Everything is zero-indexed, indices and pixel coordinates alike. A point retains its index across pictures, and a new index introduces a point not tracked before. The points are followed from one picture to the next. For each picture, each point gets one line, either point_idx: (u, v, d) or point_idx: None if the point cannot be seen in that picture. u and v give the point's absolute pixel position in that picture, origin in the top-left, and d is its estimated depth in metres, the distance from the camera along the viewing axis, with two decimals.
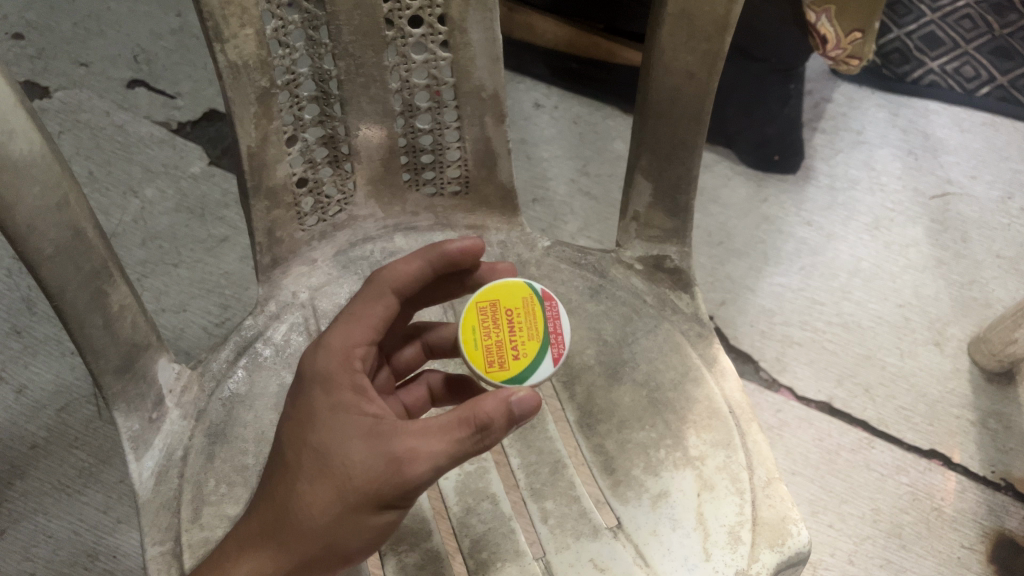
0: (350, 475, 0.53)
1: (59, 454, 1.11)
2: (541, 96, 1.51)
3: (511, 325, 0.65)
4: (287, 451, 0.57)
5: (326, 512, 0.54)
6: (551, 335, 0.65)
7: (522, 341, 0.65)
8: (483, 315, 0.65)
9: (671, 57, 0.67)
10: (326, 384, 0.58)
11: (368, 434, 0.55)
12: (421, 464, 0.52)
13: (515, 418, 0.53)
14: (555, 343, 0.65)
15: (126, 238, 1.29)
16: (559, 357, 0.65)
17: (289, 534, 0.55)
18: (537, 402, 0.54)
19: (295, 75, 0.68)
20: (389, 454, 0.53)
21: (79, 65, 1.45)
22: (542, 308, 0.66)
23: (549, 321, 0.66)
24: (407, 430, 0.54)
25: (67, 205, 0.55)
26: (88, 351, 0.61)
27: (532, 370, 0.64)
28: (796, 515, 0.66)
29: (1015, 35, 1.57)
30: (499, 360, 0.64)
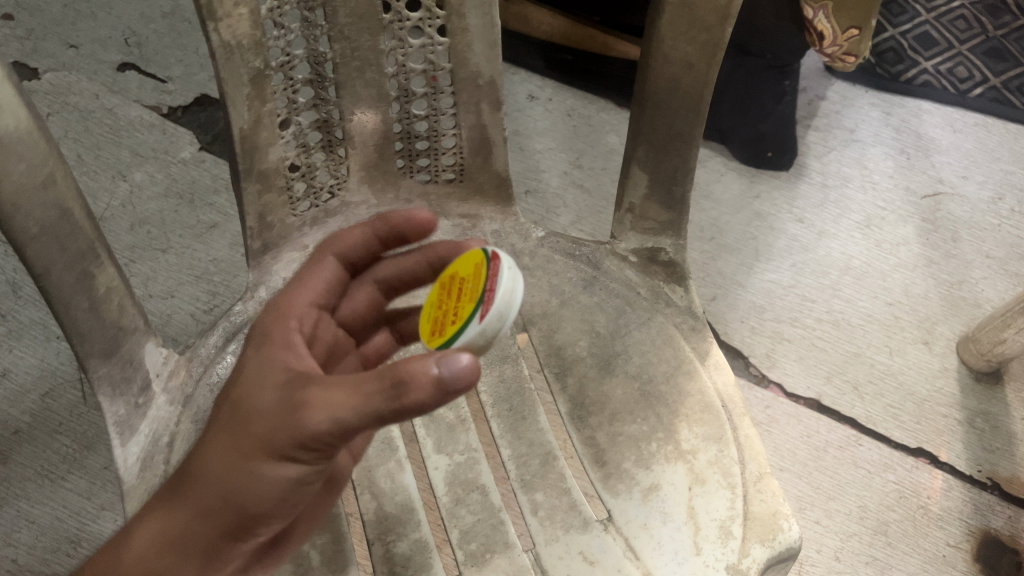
0: (252, 424, 0.50)
1: (42, 440, 1.10)
2: (535, 87, 1.49)
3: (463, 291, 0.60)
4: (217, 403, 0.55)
5: (225, 459, 0.51)
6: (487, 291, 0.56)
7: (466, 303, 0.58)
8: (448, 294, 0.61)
9: (670, 46, 0.66)
10: (261, 337, 0.55)
11: (281, 384, 0.50)
12: (316, 413, 0.46)
13: (446, 383, 0.44)
14: (487, 299, 0.55)
15: (114, 222, 1.27)
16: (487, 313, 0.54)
17: (190, 478, 0.52)
18: (474, 366, 0.45)
19: (290, 57, 0.67)
20: (292, 399, 0.48)
21: (67, 47, 1.43)
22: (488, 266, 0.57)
23: (487, 278, 0.56)
24: (319, 380, 0.48)
25: (54, 183, 0.54)
26: (75, 334, 0.60)
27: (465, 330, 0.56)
28: (787, 510, 0.66)
29: (1009, 36, 1.57)
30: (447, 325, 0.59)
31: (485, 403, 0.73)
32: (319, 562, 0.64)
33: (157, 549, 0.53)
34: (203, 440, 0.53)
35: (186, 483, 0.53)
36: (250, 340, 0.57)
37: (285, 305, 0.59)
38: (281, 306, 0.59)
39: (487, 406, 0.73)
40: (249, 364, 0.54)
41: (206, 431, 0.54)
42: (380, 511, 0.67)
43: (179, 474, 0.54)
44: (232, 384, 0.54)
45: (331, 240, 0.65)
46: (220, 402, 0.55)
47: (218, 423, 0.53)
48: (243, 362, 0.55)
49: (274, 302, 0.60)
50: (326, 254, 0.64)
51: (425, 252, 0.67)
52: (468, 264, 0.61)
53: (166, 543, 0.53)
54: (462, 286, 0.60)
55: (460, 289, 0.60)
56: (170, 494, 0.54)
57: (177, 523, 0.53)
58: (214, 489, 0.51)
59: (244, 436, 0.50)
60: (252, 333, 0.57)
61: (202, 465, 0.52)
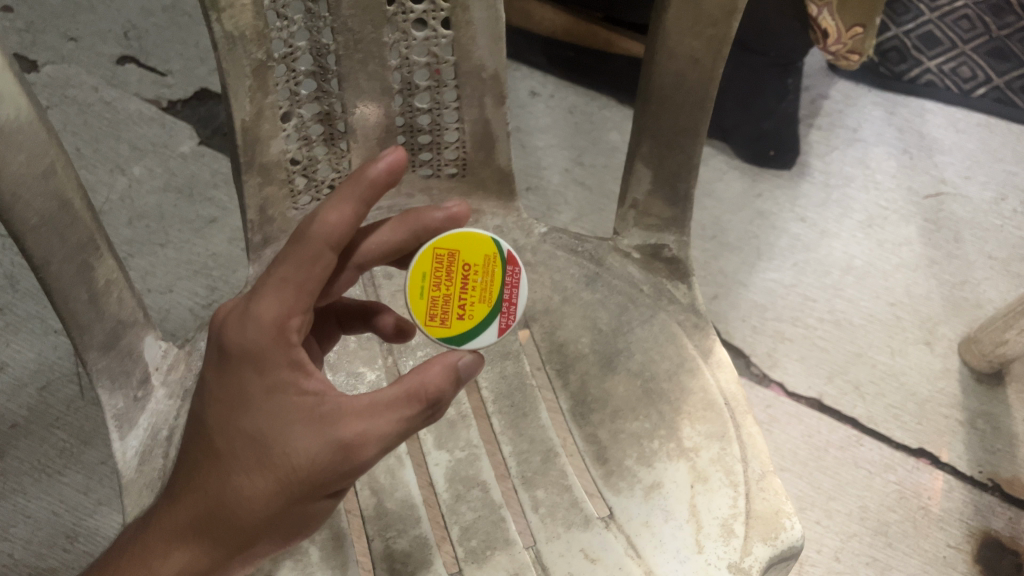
0: (296, 467, 0.51)
1: (39, 434, 1.09)
2: (537, 84, 1.49)
3: (466, 282, 0.63)
4: (218, 438, 0.53)
5: (268, 504, 0.52)
6: (503, 304, 0.64)
7: (471, 302, 0.63)
8: (441, 269, 0.62)
9: (676, 41, 0.66)
10: (257, 364, 0.52)
11: (312, 419, 0.51)
12: (369, 448, 0.51)
13: (462, 381, 0.53)
14: (506, 313, 0.64)
15: (113, 216, 1.26)
16: (504, 327, 0.64)
17: (224, 523, 0.53)
18: (478, 361, 0.54)
19: (292, 49, 0.66)
20: (338, 440, 0.51)
21: (67, 40, 1.42)
22: (502, 272, 0.63)
23: (505, 288, 0.63)
24: (354, 413, 0.51)
25: (54, 173, 0.54)
26: (73, 327, 0.59)
27: (475, 333, 0.63)
28: (789, 508, 0.65)
29: (1013, 37, 1.57)
30: (443, 314, 0.63)
31: (486, 399, 0.72)
32: (319, 558, 0.63)
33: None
34: (217, 475, 0.53)
35: (213, 521, 0.53)
36: (236, 362, 0.52)
37: (271, 322, 0.51)
38: (265, 324, 0.51)
39: (488, 403, 0.72)
40: (255, 395, 0.52)
41: (213, 464, 0.53)
42: (380, 507, 0.67)
43: (193, 511, 0.54)
44: (234, 414, 0.52)
45: (317, 225, 0.51)
46: (219, 430, 0.53)
47: (237, 460, 0.52)
48: (239, 389, 0.52)
49: (251, 314, 0.51)
50: (315, 247, 0.51)
51: (406, 223, 0.61)
52: (475, 249, 0.62)
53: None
54: (470, 276, 0.63)
55: (464, 275, 0.63)
56: (189, 531, 0.54)
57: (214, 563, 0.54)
58: (253, 526, 0.53)
59: (283, 478, 0.51)
60: (236, 354, 0.52)
61: (230, 506, 0.53)
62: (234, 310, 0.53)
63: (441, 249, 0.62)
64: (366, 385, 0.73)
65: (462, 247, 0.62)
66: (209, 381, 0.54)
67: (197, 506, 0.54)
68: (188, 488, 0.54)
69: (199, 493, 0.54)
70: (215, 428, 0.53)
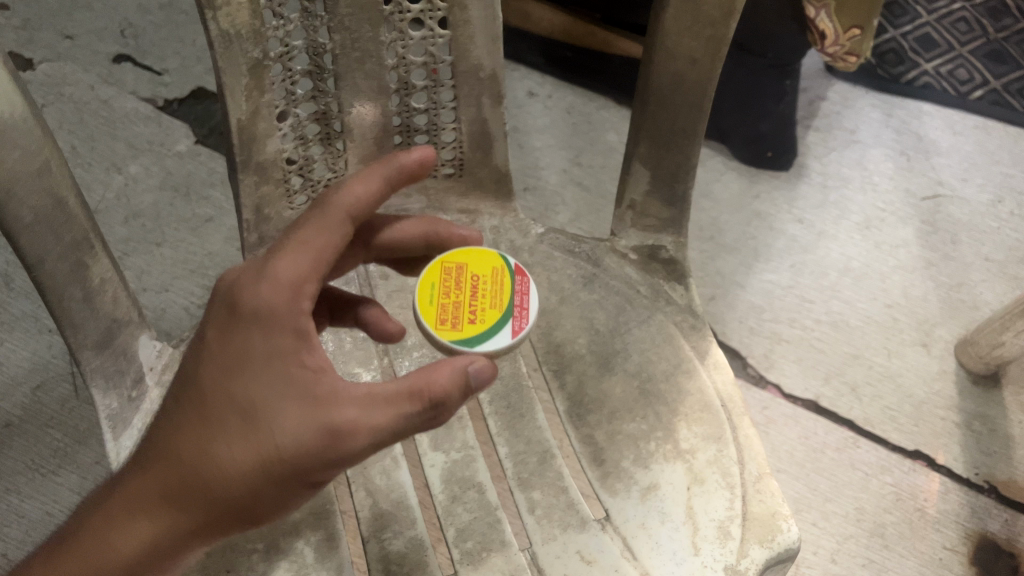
0: (282, 445, 0.50)
1: (34, 434, 1.09)
2: (535, 84, 1.48)
3: (475, 289, 0.61)
4: (208, 401, 0.53)
5: (246, 479, 0.51)
6: (516, 308, 0.61)
7: (482, 307, 0.61)
8: (449, 277, 0.62)
9: (674, 41, 0.66)
10: (263, 324, 0.52)
11: (307, 399, 0.51)
12: (362, 439, 0.50)
13: (469, 390, 0.52)
14: (518, 317, 0.61)
15: (109, 215, 1.26)
16: (519, 330, 0.60)
17: (197, 492, 0.52)
18: (491, 373, 0.53)
19: (289, 47, 0.66)
20: (331, 425, 0.50)
21: (64, 38, 1.42)
22: (512, 281, 0.62)
23: (516, 295, 0.62)
24: (352, 400, 0.51)
25: (48, 171, 0.53)
26: (67, 325, 0.59)
27: (488, 335, 0.59)
28: (786, 511, 0.65)
29: (1010, 39, 1.57)
30: (453, 317, 0.60)
31: (483, 400, 0.72)
32: (313, 560, 0.63)
33: (144, 558, 0.53)
34: (198, 441, 0.52)
35: (185, 489, 0.52)
36: (245, 321, 0.53)
37: (287, 282, 0.52)
38: (281, 283, 0.52)
39: (484, 404, 0.72)
40: (256, 357, 0.52)
41: (199, 426, 0.52)
42: (375, 508, 0.66)
43: (166, 479, 0.53)
44: (229, 376, 0.52)
45: (345, 196, 0.56)
46: (211, 394, 0.53)
47: (225, 427, 0.52)
48: (241, 350, 0.52)
49: (268, 272, 0.53)
50: (340, 214, 0.55)
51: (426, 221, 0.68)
52: (484, 262, 0.63)
53: (154, 551, 0.53)
54: (480, 283, 0.62)
55: (473, 282, 0.62)
56: (157, 496, 0.53)
57: (175, 534, 0.53)
58: (226, 502, 0.52)
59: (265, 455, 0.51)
60: (247, 311, 0.52)
61: (207, 478, 0.52)
62: (248, 269, 0.54)
63: (450, 260, 0.63)
64: None
65: (470, 259, 0.63)
66: (210, 340, 0.54)
67: (170, 475, 0.52)
68: (160, 456, 0.53)
69: (173, 461, 0.53)
70: (207, 392, 0.53)
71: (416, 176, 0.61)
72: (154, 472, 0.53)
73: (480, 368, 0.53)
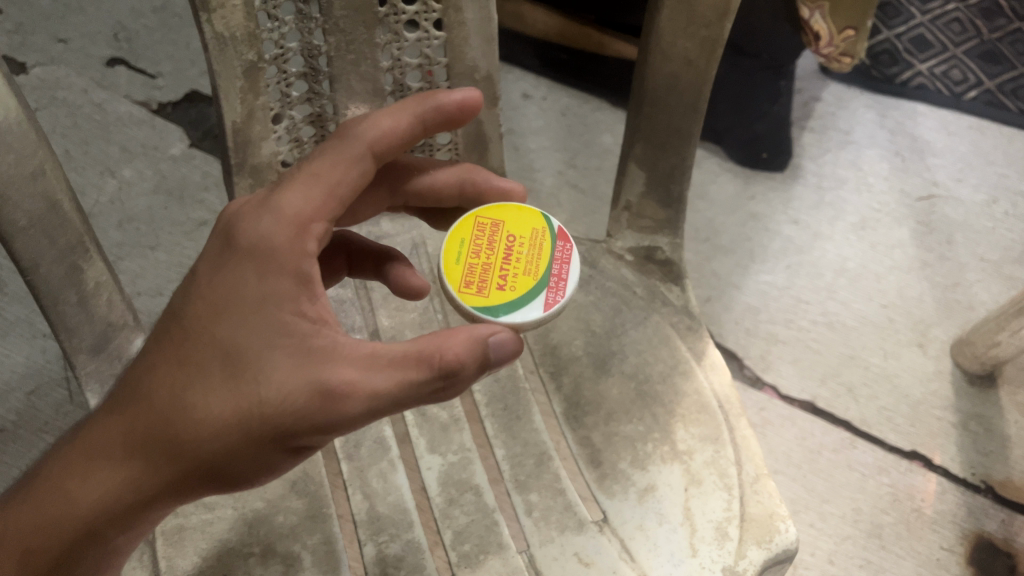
0: (271, 401, 0.49)
1: (30, 439, 1.08)
2: (529, 87, 1.49)
3: (508, 253, 0.62)
4: (193, 344, 0.51)
5: (227, 434, 0.50)
6: (551, 279, 0.61)
7: (513, 274, 0.60)
8: (482, 239, 0.62)
9: (670, 42, 0.66)
10: (262, 263, 0.52)
11: (303, 354, 0.50)
12: (359, 403, 0.49)
13: (486, 363, 0.52)
14: (553, 289, 0.60)
15: (103, 219, 1.26)
16: (551, 302, 0.60)
17: (172, 443, 0.50)
18: (512, 349, 0.53)
19: (283, 50, 0.66)
20: (326, 386, 0.49)
21: (57, 41, 1.42)
22: (550, 247, 0.62)
23: (554, 264, 0.62)
24: (352, 362, 0.50)
25: (43, 174, 0.53)
26: (61, 328, 0.59)
27: (517, 303, 0.59)
28: (784, 511, 0.65)
29: (1005, 39, 1.58)
30: (479, 281, 0.60)
31: (479, 403, 0.72)
32: (310, 563, 0.62)
33: (107, 509, 0.51)
34: (177, 384, 0.51)
35: (161, 438, 0.50)
36: (241, 257, 0.52)
37: (292, 217, 0.53)
38: (285, 219, 0.52)
39: (480, 406, 0.72)
40: (250, 297, 0.51)
41: (182, 370, 0.51)
42: (373, 511, 0.66)
43: (140, 421, 0.51)
44: (217, 319, 0.51)
45: (372, 128, 0.57)
46: (194, 335, 0.51)
47: (206, 374, 0.50)
48: (231, 289, 0.51)
49: (274, 206, 0.53)
50: (357, 148, 0.56)
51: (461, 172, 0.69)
52: (522, 224, 0.63)
53: (118, 502, 0.51)
54: (513, 245, 0.62)
55: (507, 245, 0.62)
56: (128, 444, 0.51)
57: (141, 485, 0.51)
58: (203, 455, 0.50)
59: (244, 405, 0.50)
60: (247, 247, 0.52)
61: (180, 422, 0.50)
62: (250, 203, 0.54)
63: (486, 220, 0.63)
64: None
65: (508, 221, 0.63)
66: (200, 276, 0.53)
67: (147, 417, 0.51)
68: (137, 397, 0.51)
69: (150, 404, 0.51)
70: (193, 333, 0.51)
71: (456, 120, 0.62)
72: (128, 416, 0.51)
73: (500, 338, 0.53)
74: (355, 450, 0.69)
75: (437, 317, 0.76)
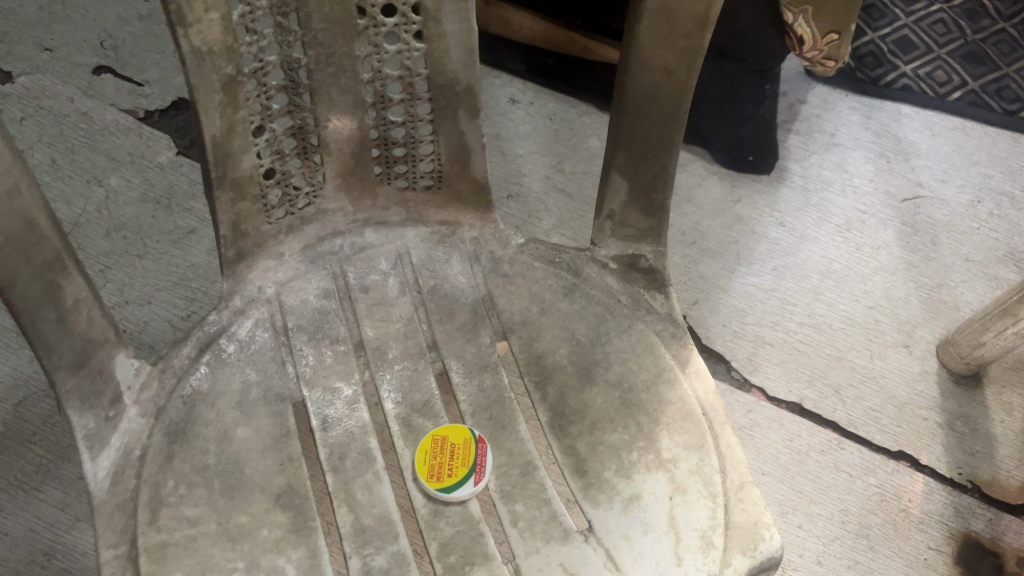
0: None
1: (14, 450, 1.07)
2: (516, 91, 1.49)
3: (447, 451, 0.69)
4: None
5: None
6: (477, 465, 0.68)
7: (451, 455, 0.69)
8: (429, 446, 0.70)
9: (649, 53, 0.66)
10: None
11: None
12: None
13: None
14: (479, 472, 0.68)
15: (89, 228, 1.25)
16: (480, 480, 0.68)
17: None
18: None
19: (263, 63, 0.66)
20: None
21: (42, 50, 1.41)
22: (475, 445, 0.70)
23: (478, 456, 0.69)
24: None
25: (18, 192, 0.53)
26: (42, 346, 0.58)
27: (456, 487, 0.67)
28: (768, 519, 0.65)
29: (987, 41, 1.60)
30: (428, 471, 0.68)
31: (465, 413, 0.72)
32: None
33: None
34: None
35: None
36: None
37: None
38: None
39: (466, 416, 0.72)
40: None
41: None
42: (357, 524, 0.66)
43: None
44: None
45: None
46: None
47: None
48: None
49: None
50: None
51: None
52: (454, 432, 0.70)
53: None
54: (452, 448, 0.69)
55: (448, 447, 0.69)
56: None
57: None
58: None
59: None
60: None
61: None
62: None
63: (431, 437, 0.70)
64: (343, 401, 0.72)
65: (447, 431, 0.70)
66: None
67: None
68: None
69: None
70: None
71: None
72: None
73: None
74: (340, 462, 0.69)
75: (422, 326, 0.77)
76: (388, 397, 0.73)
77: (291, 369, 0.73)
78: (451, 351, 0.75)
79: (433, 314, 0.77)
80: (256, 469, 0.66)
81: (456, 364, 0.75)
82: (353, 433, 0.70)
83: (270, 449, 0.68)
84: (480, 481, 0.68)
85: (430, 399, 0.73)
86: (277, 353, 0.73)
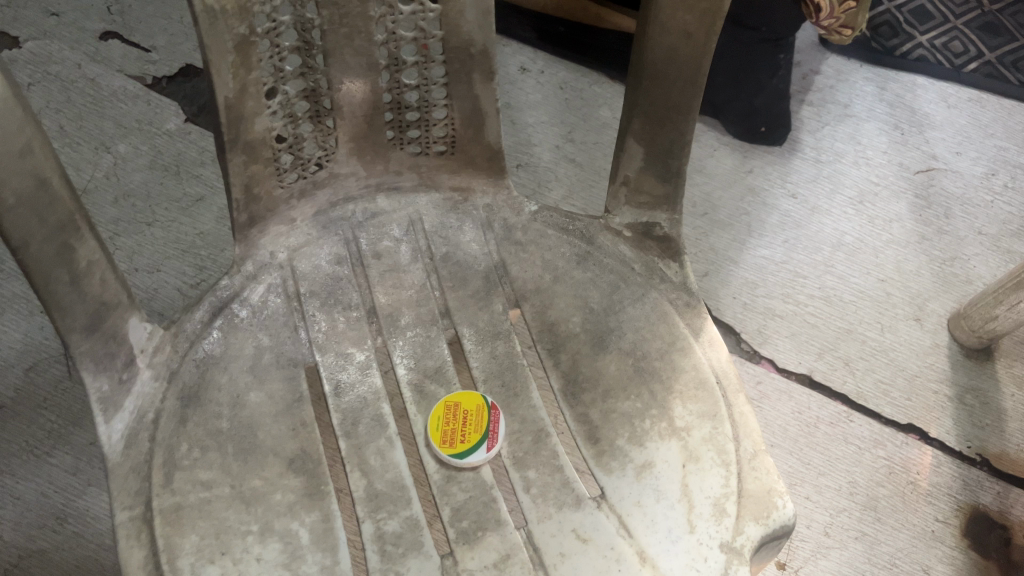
0: None
1: (25, 415, 1.07)
2: (527, 59, 1.47)
3: (460, 417, 0.68)
4: None
5: None
6: (489, 429, 0.68)
7: (466, 424, 0.68)
8: (444, 413, 0.70)
9: (668, 15, 0.65)
10: None
11: None
12: None
13: None
14: (492, 437, 0.68)
15: (98, 195, 1.24)
16: (492, 445, 0.68)
17: None
18: None
19: (275, 23, 0.65)
20: None
21: (49, 15, 1.40)
22: (486, 412, 0.69)
23: (490, 422, 0.69)
24: None
25: (31, 151, 0.52)
26: (54, 308, 0.58)
27: (470, 453, 0.67)
28: (782, 488, 0.65)
29: (1005, 12, 1.57)
30: (443, 439, 0.68)
31: (478, 379, 0.72)
32: (308, 541, 0.62)
33: None
34: None
35: None
36: None
37: None
38: None
39: (478, 383, 0.72)
40: None
41: None
42: (371, 489, 0.66)
43: None
44: None
45: None
46: None
47: None
48: None
49: None
50: None
51: None
52: (468, 400, 0.70)
53: None
54: (465, 415, 0.69)
55: (461, 415, 0.69)
56: None
57: None
58: None
59: None
60: None
61: None
62: None
63: (446, 404, 0.70)
64: (355, 366, 0.72)
65: (460, 398, 0.70)
66: None
67: None
68: None
69: None
70: None
71: None
72: None
73: None
74: (352, 427, 0.69)
75: (434, 294, 0.77)
76: (401, 362, 0.73)
77: (304, 335, 0.73)
78: (464, 318, 0.75)
79: (445, 282, 0.77)
80: (269, 433, 0.66)
81: (468, 331, 0.75)
82: (365, 399, 0.70)
83: (283, 414, 0.68)
84: (491, 446, 0.68)
85: (442, 365, 0.73)
86: (289, 318, 0.73)
